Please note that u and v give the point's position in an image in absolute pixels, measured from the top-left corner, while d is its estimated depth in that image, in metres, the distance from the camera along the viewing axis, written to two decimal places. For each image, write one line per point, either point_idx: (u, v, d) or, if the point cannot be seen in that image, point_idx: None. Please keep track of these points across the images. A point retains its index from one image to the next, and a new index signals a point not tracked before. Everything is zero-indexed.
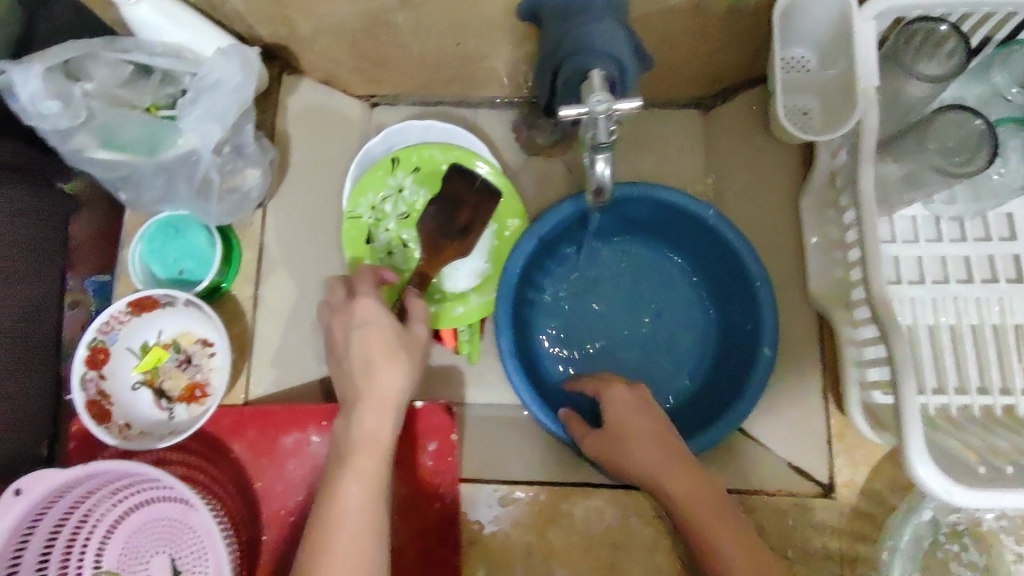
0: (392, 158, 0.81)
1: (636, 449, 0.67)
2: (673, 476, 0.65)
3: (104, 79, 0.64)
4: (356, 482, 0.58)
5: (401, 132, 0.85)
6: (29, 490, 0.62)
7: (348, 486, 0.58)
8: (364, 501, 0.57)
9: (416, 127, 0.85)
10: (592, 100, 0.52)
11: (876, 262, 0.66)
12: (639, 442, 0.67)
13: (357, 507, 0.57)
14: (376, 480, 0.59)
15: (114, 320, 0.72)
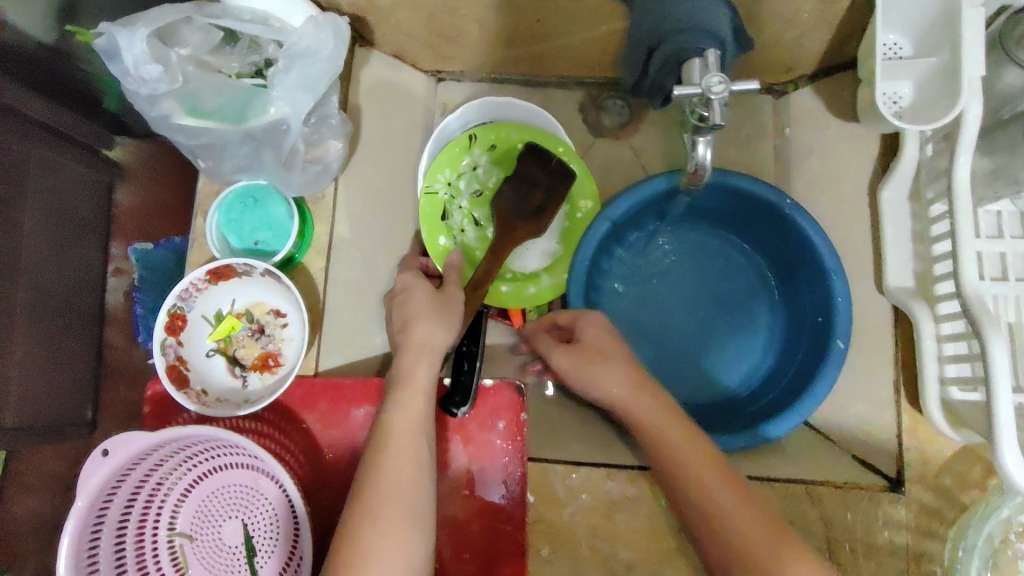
0: (470, 135, 0.82)
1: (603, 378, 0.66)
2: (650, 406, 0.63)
3: (197, 45, 0.64)
4: (398, 411, 0.61)
5: (478, 109, 0.85)
6: (115, 452, 0.62)
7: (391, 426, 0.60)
8: (404, 426, 0.60)
9: (492, 105, 0.85)
10: (707, 80, 0.51)
11: (967, 255, 0.64)
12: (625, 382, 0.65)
13: (396, 431, 0.59)
14: (418, 421, 0.60)
15: (192, 288, 0.72)
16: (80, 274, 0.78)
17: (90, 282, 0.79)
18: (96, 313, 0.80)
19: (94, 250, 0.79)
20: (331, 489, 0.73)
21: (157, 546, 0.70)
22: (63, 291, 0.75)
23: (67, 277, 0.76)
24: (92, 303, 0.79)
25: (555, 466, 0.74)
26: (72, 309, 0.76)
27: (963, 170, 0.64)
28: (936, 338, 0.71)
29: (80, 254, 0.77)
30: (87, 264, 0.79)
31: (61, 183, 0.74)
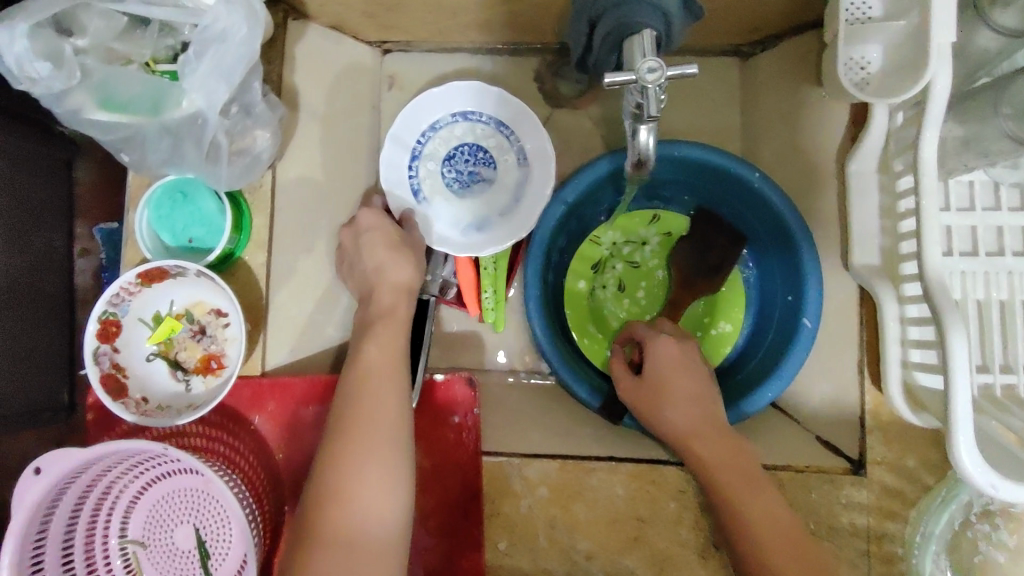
0: (653, 214, 0.87)
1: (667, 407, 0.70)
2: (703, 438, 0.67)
3: (99, 31, 0.58)
4: (380, 411, 0.58)
5: (427, 104, 0.78)
6: (49, 468, 0.61)
7: (364, 419, 0.57)
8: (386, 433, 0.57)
9: (439, 96, 0.78)
10: (642, 65, 0.47)
11: (932, 234, 0.60)
12: (689, 404, 0.70)
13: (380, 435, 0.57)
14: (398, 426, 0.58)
15: (123, 291, 0.69)
16: (46, 257, 0.82)
17: (56, 264, 0.84)
18: (63, 292, 0.85)
19: (59, 232, 0.84)
20: (288, 490, 0.72)
21: (108, 555, 0.68)
22: (25, 274, 0.79)
23: (31, 258, 0.80)
24: (60, 286, 0.85)
25: (513, 459, 0.72)
26: (39, 293, 0.81)
27: (930, 145, 0.60)
28: (900, 319, 0.69)
29: (42, 237, 0.82)
30: (50, 246, 0.83)
31: (25, 169, 0.79)
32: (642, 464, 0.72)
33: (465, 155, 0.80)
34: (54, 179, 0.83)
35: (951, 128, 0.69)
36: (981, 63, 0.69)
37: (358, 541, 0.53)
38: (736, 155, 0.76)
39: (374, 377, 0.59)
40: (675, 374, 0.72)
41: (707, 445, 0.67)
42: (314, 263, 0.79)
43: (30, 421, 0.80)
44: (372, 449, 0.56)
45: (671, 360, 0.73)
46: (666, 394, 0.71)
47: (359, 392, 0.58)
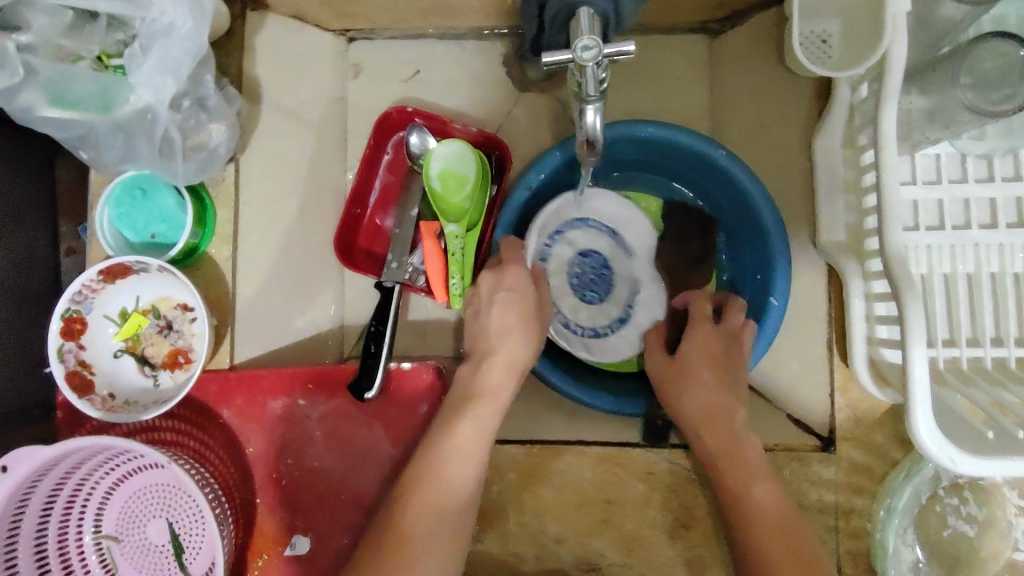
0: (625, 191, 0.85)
1: (688, 390, 0.68)
2: (710, 426, 0.66)
3: (45, 28, 0.58)
4: (469, 420, 0.63)
5: (558, 214, 0.79)
6: (15, 466, 0.61)
7: (455, 434, 0.62)
8: (472, 439, 0.62)
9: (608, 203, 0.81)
10: (577, 44, 0.47)
11: (892, 208, 0.60)
12: (712, 391, 0.68)
13: (462, 444, 0.61)
14: (477, 439, 0.62)
15: (86, 289, 0.69)
16: (29, 256, 0.82)
17: (39, 263, 0.84)
18: (47, 291, 0.85)
19: (43, 230, 0.84)
20: (259, 484, 0.72)
21: (83, 550, 0.69)
22: (14, 272, 0.79)
23: (17, 256, 0.80)
24: (43, 284, 0.84)
25: None
26: (23, 290, 0.81)
27: (888, 118, 0.59)
28: (865, 296, 0.68)
29: (27, 235, 0.82)
30: (35, 243, 0.83)
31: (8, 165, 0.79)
32: (610, 448, 0.72)
33: (591, 263, 0.82)
34: (37, 178, 0.83)
35: (915, 100, 0.68)
36: (944, 33, 0.68)
37: (423, 544, 0.57)
38: (698, 134, 0.75)
39: (481, 398, 0.64)
40: (702, 361, 0.70)
41: (719, 434, 0.66)
42: (282, 255, 0.79)
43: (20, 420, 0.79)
44: (459, 465, 0.61)
45: (701, 346, 0.71)
46: (693, 381, 0.69)
47: (463, 410, 0.63)
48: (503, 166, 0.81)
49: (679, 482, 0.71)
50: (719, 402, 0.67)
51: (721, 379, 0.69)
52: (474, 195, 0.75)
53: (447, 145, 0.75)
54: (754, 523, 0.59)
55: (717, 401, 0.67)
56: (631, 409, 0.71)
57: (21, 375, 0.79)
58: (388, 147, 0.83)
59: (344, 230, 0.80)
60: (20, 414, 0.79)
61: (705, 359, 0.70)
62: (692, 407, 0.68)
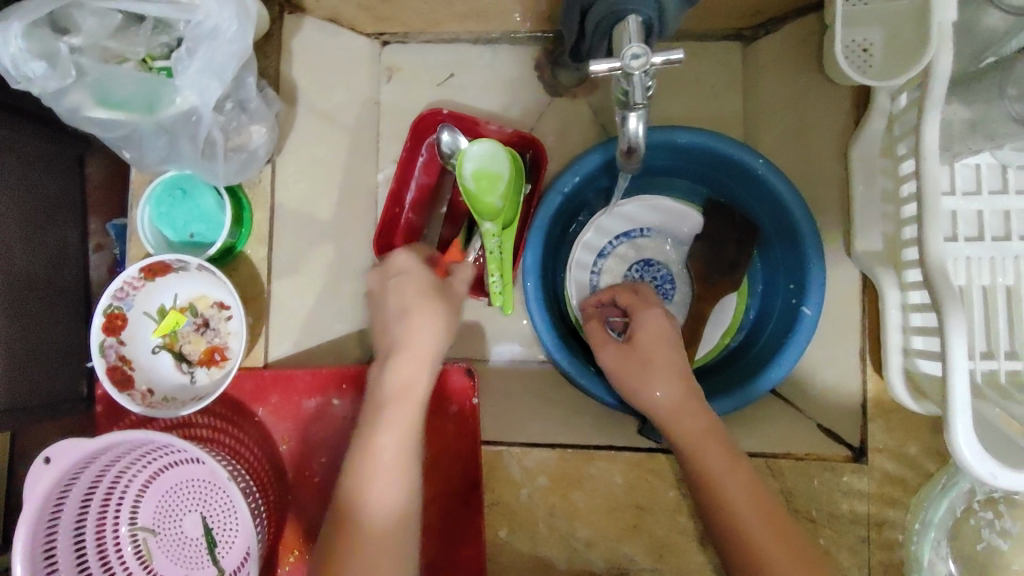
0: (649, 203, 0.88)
1: (655, 378, 0.65)
2: (691, 411, 0.63)
3: (94, 30, 0.60)
4: (394, 421, 0.58)
5: (615, 217, 0.84)
6: (58, 459, 0.62)
7: (373, 446, 0.57)
8: (398, 440, 0.58)
9: (667, 207, 0.85)
10: (626, 52, 0.47)
11: (933, 218, 0.59)
12: (672, 377, 0.65)
13: (390, 445, 0.57)
14: (404, 441, 0.58)
15: (127, 286, 0.71)
16: (61, 252, 0.85)
17: (71, 259, 0.87)
18: (78, 285, 0.88)
19: (72, 227, 0.87)
20: (293, 483, 0.73)
21: (119, 542, 0.70)
22: (46, 268, 0.82)
23: (49, 252, 0.83)
24: (75, 278, 0.87)
25: (511, 448, 0.73)
26: (56, 285, 0.84)
27: (931, 129, 0.59)
28: (902, 307, 0.67)
29: (58, 232, 0.84)
30: (65, 240, 0.86)
31: (44, 164, 0.82)
32: (640, 454, 0.72)
33: (652, 268, 0.84)
34: (70, 177, 0.86)
35: (957, 109, 0.67)
36: (988, 43, 0.67)
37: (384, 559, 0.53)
38: (736, 141, 0.75)
39: (397, 395, 0.60)
40: (659, 352, 0.66)
41: (690, 430, 0.62)
42: (315, 256, 0.80)
43: (53, 410, 0.82)
44: (392, 447, 0.57)
45: (654, 334, 0.67)
46: (651, 373, 0.65)
47: (375, 412, 0.59)
48: (537, 165, 0.82)
49: None
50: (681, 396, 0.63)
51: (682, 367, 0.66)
52: (507, 194, 0.74)
53: (478, 145, 0.73)
54: (743, 530, 0.56)
55: (677, 395, 0.64)
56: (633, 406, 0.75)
57: (57, 367, 0.82)
58: (424, 148, 0.84)
59: (384, 231, 0.83)
60: (53, 404, 0.82)
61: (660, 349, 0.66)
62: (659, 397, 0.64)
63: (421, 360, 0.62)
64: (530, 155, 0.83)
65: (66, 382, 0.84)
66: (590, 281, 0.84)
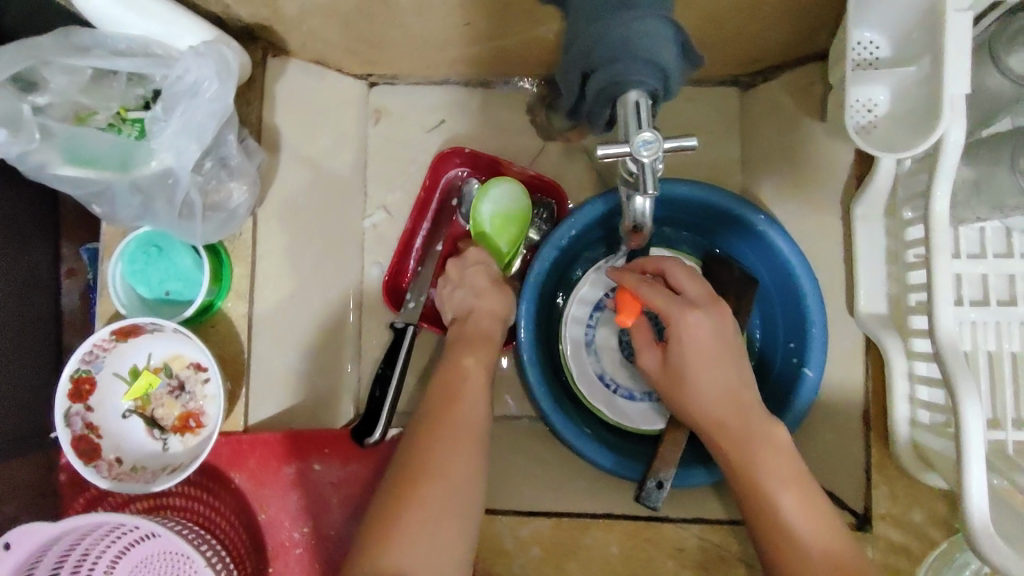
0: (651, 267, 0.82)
1: (698, 383, 0.62)
2: (732, 421, 0.61)
3: (64, 86, 0.57)
4: (448, 450, 0.60)
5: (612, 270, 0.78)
6: (17, 545, 0.58)
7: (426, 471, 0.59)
8: (454, 476, 0.59)
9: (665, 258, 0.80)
10: (636, 137, 0.44)
11: (943, 291, 0.57)
12: (716, 384, 0.61)
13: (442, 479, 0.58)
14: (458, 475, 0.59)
15: (97, 348, 0.66)
16: (31, 278, 0.80)
17: (41, 284, 0.82)
18: (49, 315, 0.82)
19: (44, 252, 0.82)
20: (273, 552, 0.69)
21: None
22: (16, 298, 0.77)
23: (19, 280, 0.78)
24: (44, 308, 0.82)
25: (505, 516, 0.70)
26: (28, 315, 0.79)
27: (941, 200, 0.57)
28: (908, 376, 0.65)
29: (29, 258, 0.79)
30: (36, 266, 0.81)
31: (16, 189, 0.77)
32: (638, 522, 0.69)
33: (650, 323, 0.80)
34: (42, 202, 0.81)
35: (962, 172, 0.66)
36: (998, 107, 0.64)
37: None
38: (737, 197, 0.73)
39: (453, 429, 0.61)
40: (707, 367, 0.62)
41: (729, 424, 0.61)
42: (300, 309, 0.77)
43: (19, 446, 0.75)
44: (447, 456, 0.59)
45: (704, 350, 0.61)
46: (699, 386, 0.62)
47: (435, 442, 0.60)
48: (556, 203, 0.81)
49: (709, 559, 0.68)
50: (724, 403, 0.61)
51: (732, 380, 0.61)
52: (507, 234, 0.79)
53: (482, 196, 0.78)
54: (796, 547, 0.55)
55: (725, 404, 0.61)
56: (631, 471, 0.71)
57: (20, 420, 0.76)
58: (439, 195, 0.83)
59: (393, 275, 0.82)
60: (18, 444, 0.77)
61: (709, 364, 0.61)
62: (705, 402, 0.62)
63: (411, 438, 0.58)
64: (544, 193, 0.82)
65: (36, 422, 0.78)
66: (586, 337, 0.80)
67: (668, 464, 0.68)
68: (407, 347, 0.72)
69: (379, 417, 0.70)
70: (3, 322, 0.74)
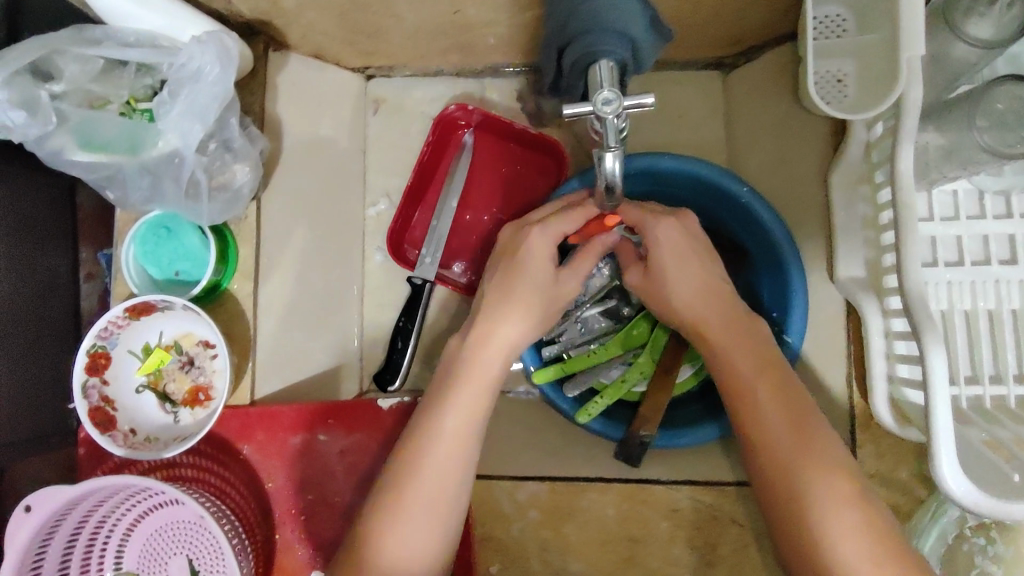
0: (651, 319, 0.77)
1: (675, 284, 0.65)
2: (726, 342, 0.63)
3: (77, 76, 0.61)
4: (453, 410, 0.60)
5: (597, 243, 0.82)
6: (38, 506, 0.62)
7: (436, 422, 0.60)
8: (458, 423, 0.60)
9: None
10: (597, 97, 0.48)
11: (914, 248, 0.59)
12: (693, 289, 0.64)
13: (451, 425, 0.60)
14: (465, 428, 0.60)
15: (111, 325, 0.70)
16: (50, 283, 0.83)
17: (60, 290, 0.85)
18: (69, 317, 0.86)
19: (64, 257, 0.85)
20: (279, 519, 0.72)
21: None
22: (34, 300, 0.81)
23: (37, 285, 0.81)
24: (63, 311, 0.85)
25: (502, 482, 0.72)
26: (45, 318, 0.82)
27: (906, 159, 0.60)
28: (885, 334, 0.68)
29: (47, 262, 0.83)
30: (54, 271, 0.84)
31: (31, 195, 0.80)
32: (631, 484, 0.71)
33: None
34: (60, 208, 0.84)
35: (932, 137, 0.67)
36: (961, 72, 0.66)
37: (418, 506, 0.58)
38: (716, 168, 0.76)
39: (463, 380, 0.62)
40: (681, 270, 0.65)
41: (734, 367, 0.61)
42: (303, 289, 0.80)
43: (40, 443, 0.81)
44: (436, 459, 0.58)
45: (675, 248, 0.64)
46: (675, 288, 0.65)
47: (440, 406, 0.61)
48: (559, 159, 0.85)
49: (702, 519, 0.70)
50: (700, 303, 0.64)
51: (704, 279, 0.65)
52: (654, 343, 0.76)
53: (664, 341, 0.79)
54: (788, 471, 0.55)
55: (710, 307, 0.64)
56: (615, 431, 0.75)
57: (43, 406, 0.81)
58: (446, 157, 0.87)
59: (398, 230, 0.85)
60: (38, 440, 0.81)
61: (685, 263, 0.65)
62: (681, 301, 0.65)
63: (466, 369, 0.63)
64: (550, 154, 0.86)
65: (53, 419, 0.82)
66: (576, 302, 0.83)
67: (650, 425, 0.72)
68: (425, 301, 0.81)
69: (399, 369, 0.80)
70: (16, 320, 0.78)
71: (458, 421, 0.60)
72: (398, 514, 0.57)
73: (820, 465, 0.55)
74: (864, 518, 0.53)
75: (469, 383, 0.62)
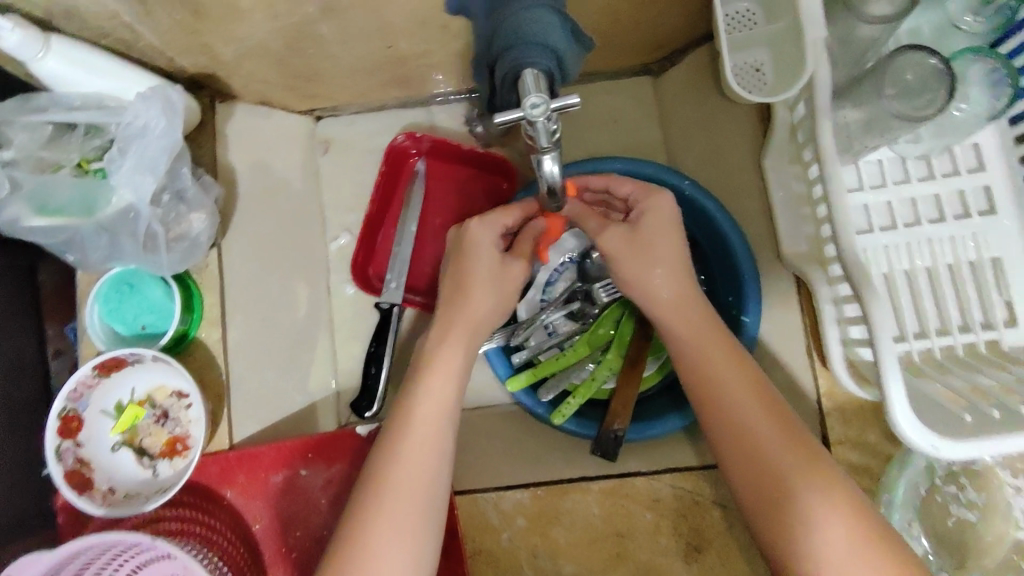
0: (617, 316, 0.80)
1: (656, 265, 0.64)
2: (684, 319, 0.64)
3: (26, 144, 0.63)
4: (426, 398, 0.62)
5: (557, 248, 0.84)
6: None
7: (413, 416, 0.61)
8: (432, 414, 0.61)
9: None
10: (526, 103, 0.51)
11: (844, 215, 0.63)
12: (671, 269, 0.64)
13: (427, 417, 0.61)
14: (440, 419, 0.61)
15: (81, 386, 0.71)
16: (18, 363, 0.82)
17: (29, 370, 0.84)
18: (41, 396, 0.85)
19: (29, 337, 0.84)
20: (268, 562, 0.72)
21: None
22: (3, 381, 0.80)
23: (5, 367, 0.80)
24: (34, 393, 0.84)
25: (486, 494, 0.73)
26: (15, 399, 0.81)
27: (825, 133, 0.64)
28: (834, 302, 0.70)
29: (13, 344, 0.82)
30: (20, 351, 0.83)
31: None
32: (612, 480, 0.72)
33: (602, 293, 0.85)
34: (20, 288, 0.83)
35: (850, 113, 0.71)
36: (866, 49, 0.71)
37: (398, 505, 0.58)
38: (656, 164, 0.80)
39: (434, 371, 0.63)
40: (667, 247, 0.64)
41: (693, 342, 0.63)
42: (272, 329, 0.81)
43: (19, 527, 0.78)
44: (410, 452, 0.59)
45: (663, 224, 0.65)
46: (654, 264, 0.64)
47: (414, 396, 0.62)
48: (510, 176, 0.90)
49: (686, 506, 0.71)
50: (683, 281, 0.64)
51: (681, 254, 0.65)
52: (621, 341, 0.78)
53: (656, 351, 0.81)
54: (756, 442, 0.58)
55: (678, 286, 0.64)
56: (588, 429, 0.77)
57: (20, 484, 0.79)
58: (400, 185, 0.89)
59: (362, 258, 0.88)
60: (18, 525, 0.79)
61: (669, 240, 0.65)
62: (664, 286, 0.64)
63: (454, 363, 0.63)
64: (500, 175, 0.91)
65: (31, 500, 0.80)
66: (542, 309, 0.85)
67: (622, 419, 0.74)
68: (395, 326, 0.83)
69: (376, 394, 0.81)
70: None
71: (426, 414, 0.61)
72: (378, 517, 0.57)
73: (794, 447, 0.57)
74: (839, 491, 0.55)
75: (427, 407, 0.61)
